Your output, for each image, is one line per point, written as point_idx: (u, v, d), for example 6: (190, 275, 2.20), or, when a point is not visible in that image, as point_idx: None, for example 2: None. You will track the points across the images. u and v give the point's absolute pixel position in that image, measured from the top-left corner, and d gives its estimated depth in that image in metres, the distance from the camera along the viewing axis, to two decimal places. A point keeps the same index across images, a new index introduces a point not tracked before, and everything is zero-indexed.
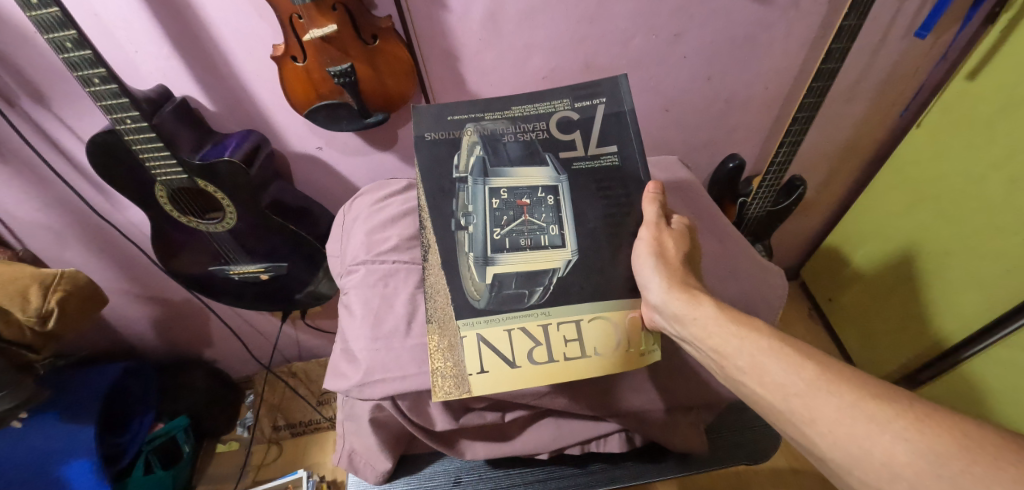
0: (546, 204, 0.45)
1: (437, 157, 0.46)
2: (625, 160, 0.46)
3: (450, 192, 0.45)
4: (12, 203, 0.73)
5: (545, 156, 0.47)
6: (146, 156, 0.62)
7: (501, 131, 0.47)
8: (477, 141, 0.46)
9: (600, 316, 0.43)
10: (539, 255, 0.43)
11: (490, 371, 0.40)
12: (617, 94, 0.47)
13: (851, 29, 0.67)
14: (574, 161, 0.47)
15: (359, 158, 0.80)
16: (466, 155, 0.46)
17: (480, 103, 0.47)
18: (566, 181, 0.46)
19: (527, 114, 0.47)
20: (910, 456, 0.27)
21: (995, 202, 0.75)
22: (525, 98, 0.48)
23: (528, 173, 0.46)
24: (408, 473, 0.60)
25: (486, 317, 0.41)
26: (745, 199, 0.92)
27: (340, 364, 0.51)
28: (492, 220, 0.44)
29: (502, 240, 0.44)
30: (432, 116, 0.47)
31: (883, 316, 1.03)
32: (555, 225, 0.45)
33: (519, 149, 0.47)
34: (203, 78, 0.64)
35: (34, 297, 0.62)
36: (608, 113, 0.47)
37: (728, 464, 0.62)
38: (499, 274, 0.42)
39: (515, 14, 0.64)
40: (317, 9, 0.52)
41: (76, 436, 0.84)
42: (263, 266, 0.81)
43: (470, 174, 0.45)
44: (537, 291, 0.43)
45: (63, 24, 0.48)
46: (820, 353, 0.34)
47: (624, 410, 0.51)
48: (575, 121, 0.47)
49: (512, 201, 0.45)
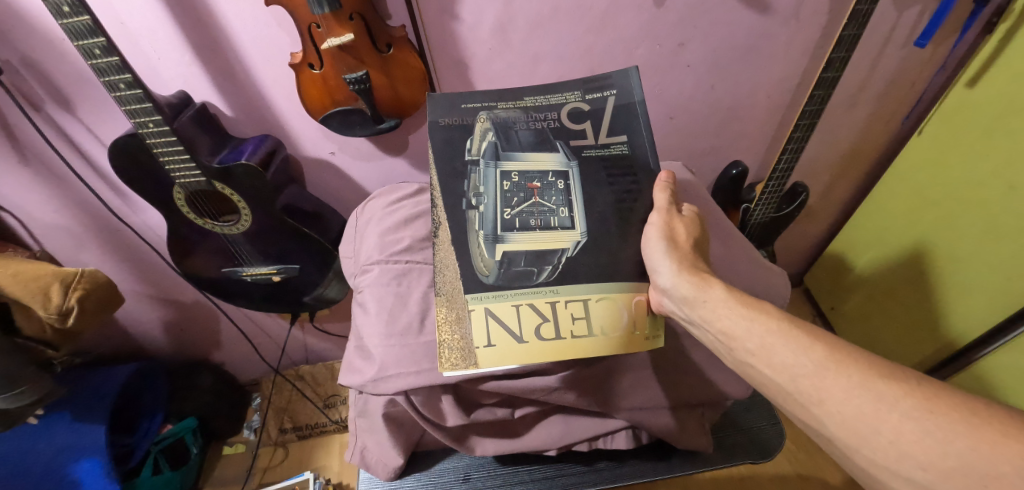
0: (556, 188, 0.47)
1: (450, 141, 0.48)
2: (634, 149, 0.48)
3: (462, 173, 0.47)
4: (32, 203, 0.75)
5: (556, 143, 0.49)
6: (166, 159, 0.64)
7: (513, 119, 0.49)
8: (490, 128, 0.49)
9: (607, 296, 0.44)
10: (549, 235, 0.45)
11: (497, 345, 0.41)
12: (627, 86, 0.49)
13: (850, 38, 0.68)
14: (584, 148, 0.48)
15: (369, 163, 0.82)
16: (479, 140, 0.48)
17: (494, 93, 0.50)
18: (576, 167, 0.48)
19: (539, 104, 0.50)
20: (917, 432, 0.28)
21: (995, 207, 0.76)
22: (538, 90, 0.50)
23: (539, 157, 0.48)
24: (418, 469, 0.62)
25: (495, 291, 0.42)
26: (748, 205, 0.93)
27: (355, 360, 0.52)
28: (502, 201, 0.46)
29: (512, 220, 0.45)
30: (446, 104, 0.49)
31: (886, 321, 1.04)
32: (564, 208, 0.46)
33: (530, 137, 0.49)
34: (223, 84, 0.66)
35: (54, 295, 0.64)
36: (618, 104, 0.49)
37: (735, 462, 0.63)
38: (509, 252, 0.44)
39: (524, 24, 0.66)
40: (335, 19, 0.55)
41: (88, 435, 0.85)
42: (275, 268, 0.83)
43: (482, 157, 0.47)
44: (546, 270, 0.44)
45: (93, 32, 0.51)
46: (829, 336, 0.35)
47: (632, 408, 0.52)
48: (585, 111, 0.49)
49: (522, 184, 0.47)
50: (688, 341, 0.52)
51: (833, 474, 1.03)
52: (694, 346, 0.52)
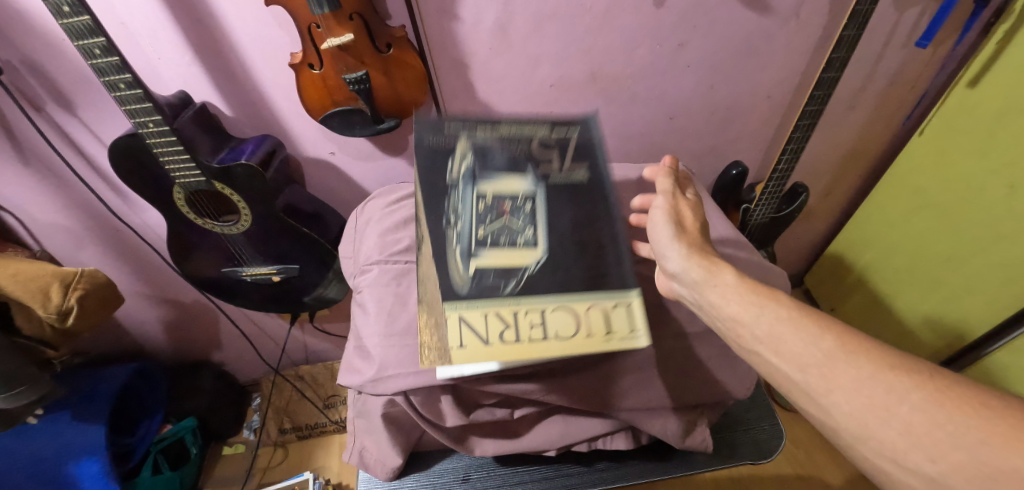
0: (524, 210, 0.43)
1: (432, 157, 0.41)
2: (601, 175, 0.45)
3: (439, 192, 0.41)
4: (32, 203, 0.75)
5: (525, 168, 0.43)
6: (165, 159, 0.64)
7: (493, 139, 0.42)
8: (472, 147, 0.42)
9: (563, 306, 0.43)
10: (514, 251, 0.42)
11: (469, 346, 0.39)
12: (601, 119, 0.44)
13: (851, 38, 0.68)
14: (549, 176, 0.44)
15: (369, 164, 0.82)
16: (459, 159, 0.41)
17: (478, 116, 0.42)
18: (544, 193, 0.44)
19: (520, 125, 0.42)
20: (928, 425, 0.28)
21: (996, 208, 0.76)
22: (522, 115, 0.44)
23: (508, 182, 0.42)
24: (418, 470, 0.62)
25: (467, 300, 0.40)
26: (749, 205, 0.93)
27: (355, 360, 0.52)
28: (478, 221, 0.41)
29: (486, 238, 0.41)
30: (428, 126, 0.41)
31: (886, 321, 1.04)
32: (530, 227, 0.43)
33: (501, 160, 0.42)
34: (223, 85, 0.66)
35: (54, 295, 0.64)
36: (589, 138, 0.44)
37: (734, 463, 0.63)
38: (480, 268, 0.41)
39: (524, 24, 0.66)
40: (335, 19, 0.55)
41: (88, 435, 0.86)
42: (275, 267, 0.83)
43: (460, 176, 0.41)
44: (512, 282, 0.41)
45: (93, 31, 0.51)
46: (841, 326, 0.35)
47: (633, 408, 0.52)
48: (564, 137, 0.44)
49: (494, 206, 0.42)
50: (689, 341, 0.52)
51: (833, 475, 1.03)
52: (696, 345, 0.52)
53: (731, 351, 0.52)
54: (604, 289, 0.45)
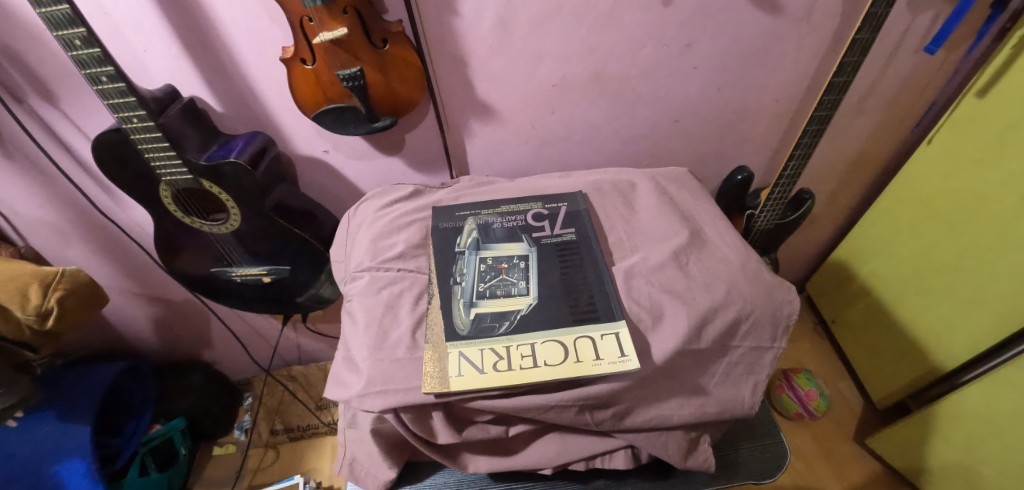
0: (518, 267, 0.53)
1: (444, 240, 0.56)
2: (580, 235, 0.57)
3: (450, 260, 0.54)
4: (14, 198, 0.72)
5: (522, 236, 0.57)
6: (151, 155, 0.61)
7: (491, 221, 0.59)
8: (474, 228, 0.58)
9: (552, 339, 0.46)
10: (508, 300, 0.50)
11: (466, 375, 0.44)
12: (575, 201, 0.62)
13: (863, 42, 0.65)
14: (543, 238, 0.57)
15: (364, 163, 0.79)
16: (466, 237, 0.57)
17: (477, 205, 0.62)
18: (535, 252, 0.55)
19: (510, 210, 0.61)
20: None
21: (1005, 221, 0.74)
22: (510, 201, 0.62)
23: (508, 247, 0.56)
24: (408, 484, 0.59)
25: (467, 338, 0.46)
26: (752, 212, 0.89)
27: (341, 372, 0.49)
28: (479, 278, 0.52)
29: (485, 290, 0.51)
30: (445, 213, 0.60)
31: (891, 333, 1.02)
32: (523, 280, 0.52)
33: (503, 232, 0.58)
34: (212, 79, 0.64)
35: (33, 295, 0.62)
36: (569, 211, 0.61)
37: (736, 483, 0.61)
38: (479, 312, 0.48)
39: (525, 22, 0.63)
40: (328, 13, 0.51)
41: (74, 436, 0.83)
42: (266, 268, 0.80)
43: (467, 248, 0.55)
44: (505, 324, 0.48)
45: (72, 22, 0.47)
46: None
47: (634, 428, 0.49)
48: (544, 214, 0.60)
49: (494, 266, 0.53)
50: (694, 360, 0.49)
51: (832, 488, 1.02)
52: (700, 363, 0.49)
53: (738, 368, 0.50)
54: (591, 323, 0.48)
